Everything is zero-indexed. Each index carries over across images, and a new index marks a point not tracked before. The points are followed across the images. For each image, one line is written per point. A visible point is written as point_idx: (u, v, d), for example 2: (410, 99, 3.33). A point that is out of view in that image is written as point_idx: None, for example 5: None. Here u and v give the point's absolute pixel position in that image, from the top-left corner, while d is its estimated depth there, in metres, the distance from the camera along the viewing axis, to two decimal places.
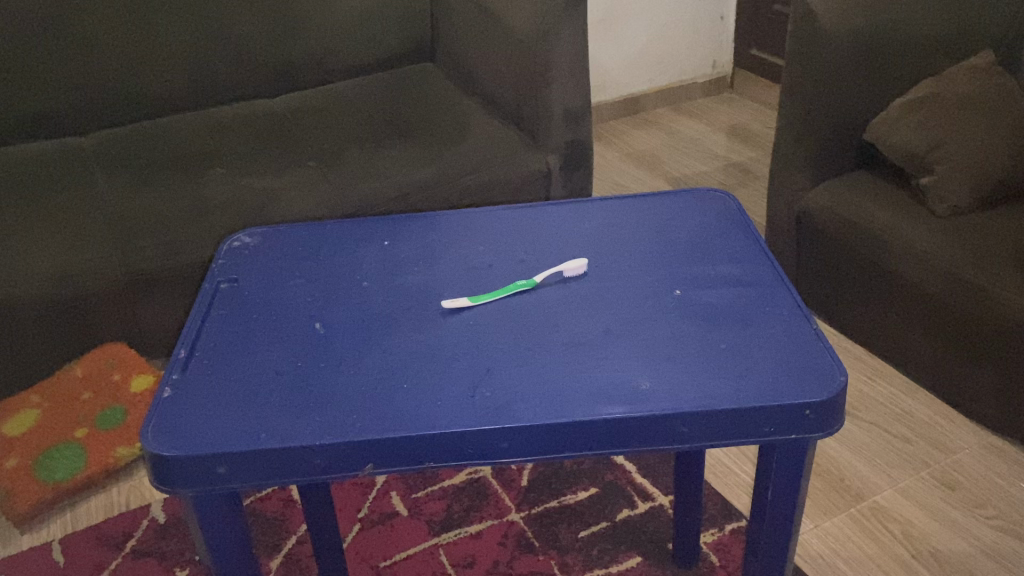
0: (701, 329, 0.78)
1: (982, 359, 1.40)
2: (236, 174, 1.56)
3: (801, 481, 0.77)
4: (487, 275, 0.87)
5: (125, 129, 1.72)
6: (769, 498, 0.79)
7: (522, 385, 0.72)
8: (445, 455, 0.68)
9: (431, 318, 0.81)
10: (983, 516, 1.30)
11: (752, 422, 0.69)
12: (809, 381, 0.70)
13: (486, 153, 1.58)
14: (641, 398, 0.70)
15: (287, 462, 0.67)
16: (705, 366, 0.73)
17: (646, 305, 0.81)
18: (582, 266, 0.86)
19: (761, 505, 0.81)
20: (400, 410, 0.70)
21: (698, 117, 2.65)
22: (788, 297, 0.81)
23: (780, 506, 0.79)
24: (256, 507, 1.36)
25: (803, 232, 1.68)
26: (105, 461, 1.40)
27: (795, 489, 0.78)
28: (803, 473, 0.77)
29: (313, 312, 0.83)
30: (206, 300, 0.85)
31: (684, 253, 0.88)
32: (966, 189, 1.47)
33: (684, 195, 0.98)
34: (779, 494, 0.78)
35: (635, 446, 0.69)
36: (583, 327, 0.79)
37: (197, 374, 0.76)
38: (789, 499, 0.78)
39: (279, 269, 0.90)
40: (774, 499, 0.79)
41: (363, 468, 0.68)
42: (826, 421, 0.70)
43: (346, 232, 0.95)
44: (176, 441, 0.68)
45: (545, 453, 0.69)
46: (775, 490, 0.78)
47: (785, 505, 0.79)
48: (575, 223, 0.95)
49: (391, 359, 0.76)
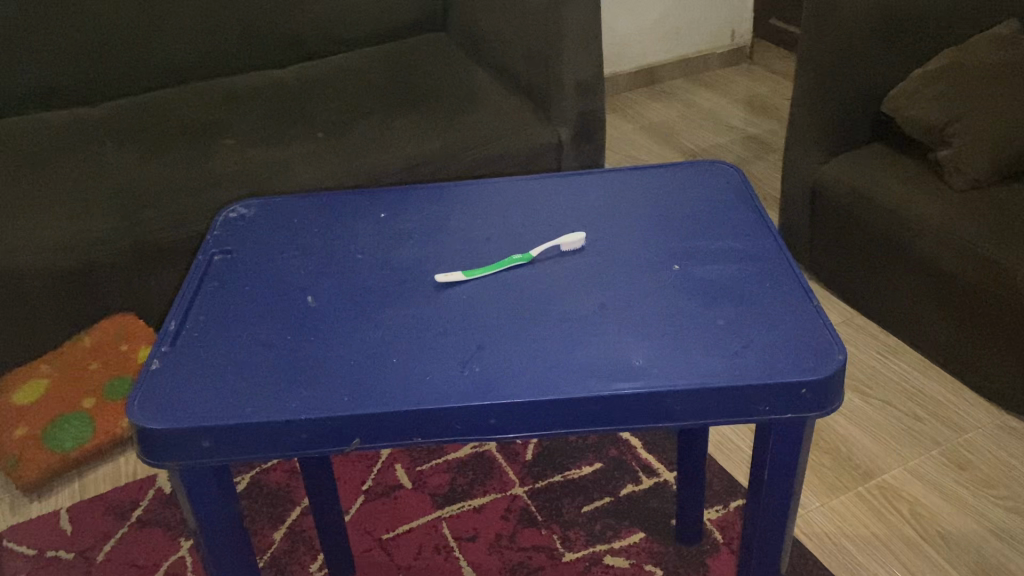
0: (699, 306, 0.76)
1: (997, 336, 1.38)
2: (244, 145, 1.55)
3: (799, 460, 0.76)
4: (484, 248, 0.85)
5: (134, 99, 1.71)
6: (765, 479, 0.78)
7: (513, 361, 0.71)
8: (433, 431, 0.68)
9: (424, 292, 0.79)
10: (994, 497, 1.28)
11: (747, 401, 0.67)
12: (806, 360, 0.69)
13: (496, 125, 1.56)
14: (635, 374, 0.68)
15: (273, 436, 0.67)
16: (701, 343, 0.71)
17: (644, 279, 0.79)
18: (579, 240, 0.84)
19: (757, 486, 0.80)
20: (389, 386, 0.69)
21: (714, 89, 2.61)
22: (790, 273, 0.79)
23: (777, 486, 0.77)
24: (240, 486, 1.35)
25: (819, 205, 1.66)
26: (113, 433, 1.41)
27: (792, 470, 0.76)
28: (800, 453, 0.76)
29: (305, 285, 0.82)
30: (199, 272, 0.84)
31: (687, 227, 0.86)
32: (984, 163, 1.44)
33: (688, 168, 0.96)
34: (776, 475, 0.77)
35: (626, 425, 0.68)
36: (579, 301, 0.77)
37: (187, 346, 0.75)
38: (786, 480, 0.77)
39: (274, 242, 0.88)
40: (771, 479, 0.77)
41: (350, 444, 0.67)
42: (823, 401, 0.68)
43: (345, 204, 0.94)
44: (162, 414, 0.68)
45: (534, 431, 0.68)
46: (771, 471, 0.77)
47: (782, 485, 0.77)
48: (575, 195, 0.93)
49: (382, 332, 0.75)
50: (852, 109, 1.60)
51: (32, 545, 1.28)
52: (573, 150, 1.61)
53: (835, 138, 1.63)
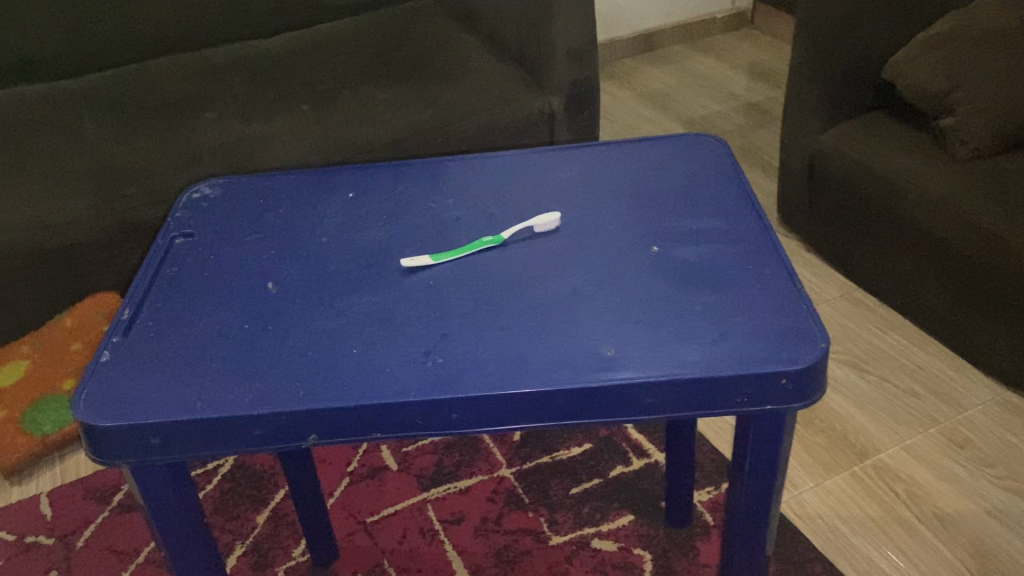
0: (676, 290, 0.72)
1: (998, 310, 1.34)
2: (227, 118, 1.50)
3: (779, 459, 0.73)
4: (454, 230, 0.81)
5: (115, 72, 1.67)
6: (744, 476, 0.74)
7: (479, 351, 0.67)
8: (393, 426, 0.64)
9: (389, 277, 0.76)
10: (993, 476, 1.25)
11: (724, 392, 0.64)
12: (786, 349, 0.65)
13: (485, 95, 1.51)
14: (606, 366, 0.65)
15: (224, 434, 0.63)
16: (677, 330, 0.67)
17: (619, 262, 0.75)
18: (552, 221, 0.79)
19: (737, 481, 0.77)
20: (346, 378, 0.65)
21: (715, 55, 2.55)
22: (774, 253, 0.74)
23: (757, 482, 0.74)
24: (216, 480, 1.32)
25: (818, 176, 1.61)
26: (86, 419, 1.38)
27: (773, 468, 0.73)
28: (779, 451, 0.72)
29: (266, 271, 0.78)
30: (158, 257, 0.81)
31: (668, 204, 0.82)
32: (987, 130, 1.39)
33: (673, 141, 0.92)
34: (754, 471, 0.73)
35: (596, 418, 0.65)
36: (551, 286, 0.73)
37: (140, 336, 0.71)
38: (766, 477, 0.74)
39: (236, 224, 0.85)
40: (750, 476, 0.74)
41: (306, 440, 0.64)
42: (805, 391, 0.64)
43: (314, 183, 0.90)
44: (110, 410, 0.64)
45: (499, 425, 0.64)
46: (750, 469, 0.73)
47: (763, 482, 0.74)
48: (552, 171, 0.89)
49: (342, 321, 0.71)
50: (852, 76, 1.55)
51: (12, 530, 1.26)
52: (566, 120, 1.56)
53: (835, 106, 1.57)
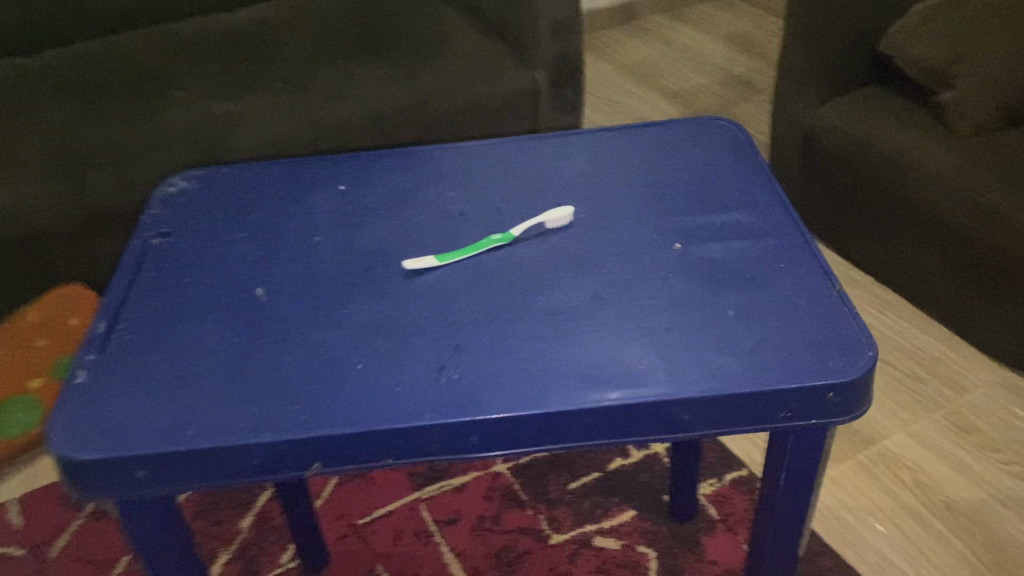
0: (705, 293, 0.66)
1: (1001, 291, 1.30)
2: (196, 97, 1.42)
3: (815, 481, 0.67)
4: (458, 227, 0.75)
5: (72, 48, 1.57)
6: (775, 500, 0.69)
7: (497, 366, 0.61)
8: (407, 453, 0.58)
9: (392, 281, 0.70)
10: (999, 461, 1.22)
11: (767, 407, 0.59)
12: (830, 359, 0.60)
13: (467, 71, 1.44)
14: (637, 381, 0.59)
15: (220, 464, 0.57)
16: (710, 339, 0.62)
17: (641, 262, 0.70)
18: (566, 216, 0.74)
19: (766, 506, 0.71)
20: (351, 399, 0.59)
21: (694, 25, 2.48)
22: (805, 249, 0.69)
23: (789, 507, 0.69)
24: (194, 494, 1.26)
25: (812, 153, 1.56)
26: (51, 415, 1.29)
27: (809, 492, 0.68)
28: (815, 475, 0.67)
29: (255, 274, 0.71)
30: (133, 260, 0.73)
31: (687, 197, 0.76)
32: (988, 106, 1.35)
33: (685, 127, 0.86)
34: (788, 496, 0.68)
35: (627, 438, 0.59)
36: (568, 291, 0.67)
37: (119, 353, 0.64)
38: (800, 501, 0.69)
39: (219, 222, 0.78)
40: (783, 500, 0.69)
41: (309, 469, 0.58)
42: (852, 404, 0.60)
43: (301, 175, 0.83)
44: (90, 441, 0.58)
45: (521, 447, 0.59)
46: (783, 494, 0.68)
47: (796, 506, 0.69)
48: (559, 161, 0.83)
49: (344, 333, 0.65)
50: (848, 49, 1.50)
51: None
52: (552, 94, 1.50)
53: (830, 80, 1.52)
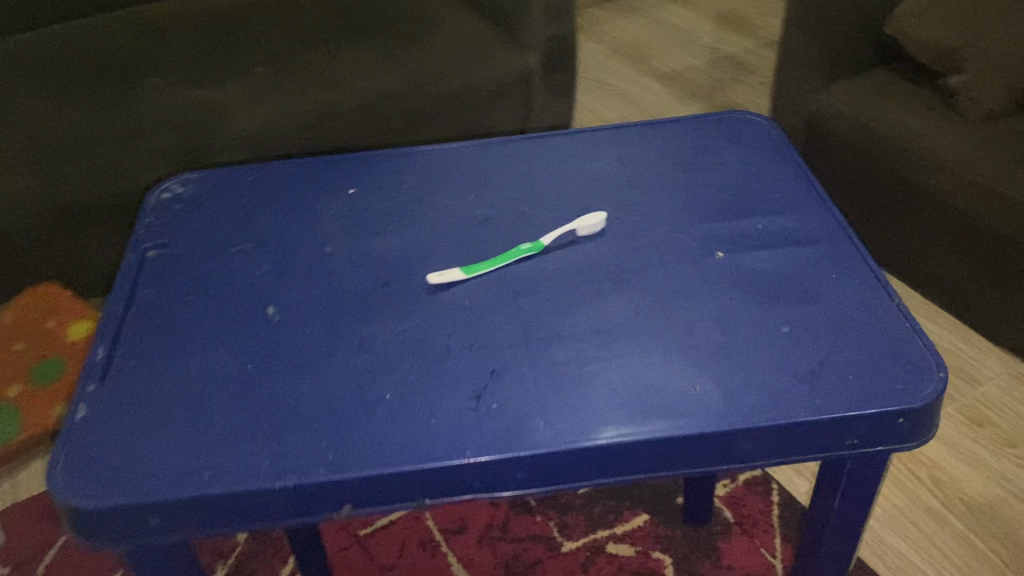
0: (755, 305, 0.62)
1: (1016, 284, 1.22)
2: (174, 85, 1.33)
3: (871, 506, 0.63)
4: (483, 234, 0.70)
5: (41, 36, 1.48)
6: (828, 524, 0.65)
7: (537, 393, 0.56)
8: (446, 491, 0.53)
9: (416, 297, 0.64)
10: (1014, 455, 1.16)
11: (832, 434, 0.54)
12: (897, 381, 0.55)
13: (456, 55, 1.35)
14: (694, 407, 0.55)
15: (242, 510, 0.52)
16: (767, 359, 0.57)
17: (683, 272, 0.65)
18: (599, 221, 0.69)
19: (816, 529, 0.67)
20: (381, 433, 0.54)
21: (682, 3, 2.42)
22: (857, 258, 0.65)
23: (842, 530, 0.65)
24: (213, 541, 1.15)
25: (813, 139, 1.47)
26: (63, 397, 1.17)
27: (864, 515, 0.64)
28: (872, 499, 0.63)
29: (264, 291, 0.66)
30: (130, 276, 0.68)
31: (724, 200, 0.72)
32: (1000, 90, 1.27)
33: (714, 124, 0.81)
34: (842, 520, 0.64)
35: (684, 470, 0.54)
36: (606, 305, 0.63)
37: (120, 382, 0.59)
38: (853, 525, 0.65)
39: (221, 231, 0.72)
40: (836, 524, 0.65)
41: (339, 510, 0.53)
42: (922, 429, 0.55)
43: (307, 177, 0.77)
44: (97, 486, 0.52)
45: (568, 482, 0.54)
46: (837, 518, 0.64)
47: (849, 530, 0.65)
48: (583, 160, 0.78)
49: (367, 357, 0.60)
50: (854, 31, 1.43)
51: None
52: (545, 73, 1.42)
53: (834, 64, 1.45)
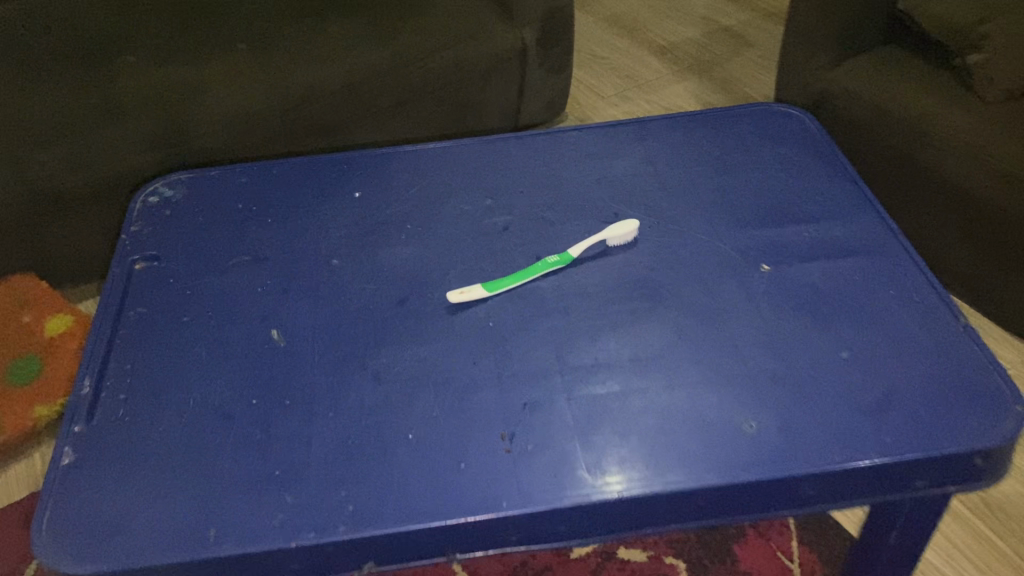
0: (809, 328, 0.56)
1: None
2: (145, 61, 1.04)
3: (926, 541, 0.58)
4: (503, 245, 0.64)
5: None
6: (879, 559, 0.60)
7: (575, 433, 0.51)
8: (480, 544, 0.48)
9: (433, 319, 0.58)
10: None
11: (901, 476, 0.50)
12: (969, 417, 0.50)
13: (449, 24, 1.12)
14: (752, 448, 0.49)
15: (254, 569, 0.47)
16: (826, 391, 0.52)
17: (725, 289, 0.59)
18: (630, 231, 0.63)
19: (864, 561, 0.62)
20: (405, 479, 0.49)
21: None
22: (915, 274, 0.60)
23: (893, 565, 0.60)
24: None
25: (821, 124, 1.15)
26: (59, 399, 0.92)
27: (919, 551, 0.59)
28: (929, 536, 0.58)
29: (265, 312, 0.59)
30: (116, 294, 0.61)
31: (764, 206, 0.66)
32: None
33: (745, 120, 0.76)
34: (895, 554, 0.59)
35: (741, 515, 0.49)
36: (643, 328, 0.57)
37: (111, 421, 0.53)
38: (906, 561, 0.60)
39: (214, 242, 0.65)
40: (887, 558, 0.60)
41: (360, 567, 0.48)
42: (996, 468, 0.51)
43: (308, 180, 0.71)
44: (91, 546, 0.46)
45: (615, 530, 0.49)
46: (890, 553, 0.59)
47: (900, 565, 0.60)
48: (606, 159, 0.72)
49: (384, 389, 0.54)
50: None
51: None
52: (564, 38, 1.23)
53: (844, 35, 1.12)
